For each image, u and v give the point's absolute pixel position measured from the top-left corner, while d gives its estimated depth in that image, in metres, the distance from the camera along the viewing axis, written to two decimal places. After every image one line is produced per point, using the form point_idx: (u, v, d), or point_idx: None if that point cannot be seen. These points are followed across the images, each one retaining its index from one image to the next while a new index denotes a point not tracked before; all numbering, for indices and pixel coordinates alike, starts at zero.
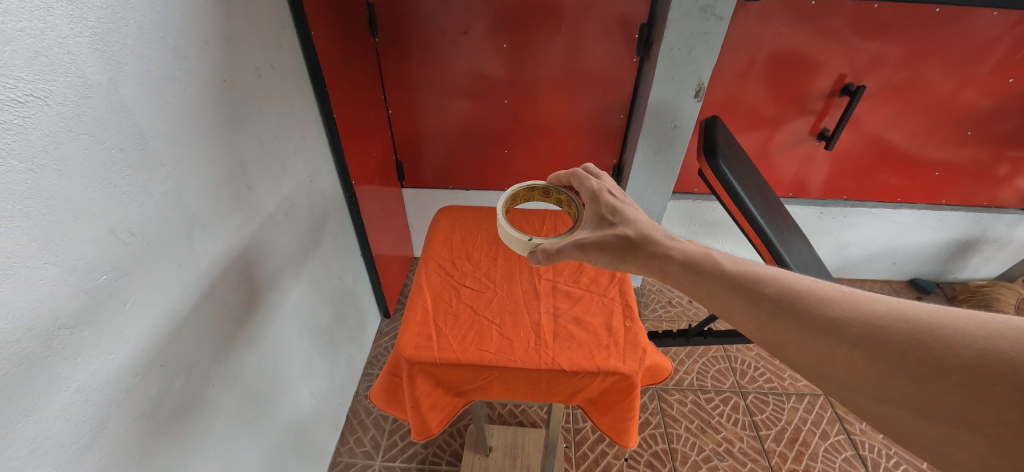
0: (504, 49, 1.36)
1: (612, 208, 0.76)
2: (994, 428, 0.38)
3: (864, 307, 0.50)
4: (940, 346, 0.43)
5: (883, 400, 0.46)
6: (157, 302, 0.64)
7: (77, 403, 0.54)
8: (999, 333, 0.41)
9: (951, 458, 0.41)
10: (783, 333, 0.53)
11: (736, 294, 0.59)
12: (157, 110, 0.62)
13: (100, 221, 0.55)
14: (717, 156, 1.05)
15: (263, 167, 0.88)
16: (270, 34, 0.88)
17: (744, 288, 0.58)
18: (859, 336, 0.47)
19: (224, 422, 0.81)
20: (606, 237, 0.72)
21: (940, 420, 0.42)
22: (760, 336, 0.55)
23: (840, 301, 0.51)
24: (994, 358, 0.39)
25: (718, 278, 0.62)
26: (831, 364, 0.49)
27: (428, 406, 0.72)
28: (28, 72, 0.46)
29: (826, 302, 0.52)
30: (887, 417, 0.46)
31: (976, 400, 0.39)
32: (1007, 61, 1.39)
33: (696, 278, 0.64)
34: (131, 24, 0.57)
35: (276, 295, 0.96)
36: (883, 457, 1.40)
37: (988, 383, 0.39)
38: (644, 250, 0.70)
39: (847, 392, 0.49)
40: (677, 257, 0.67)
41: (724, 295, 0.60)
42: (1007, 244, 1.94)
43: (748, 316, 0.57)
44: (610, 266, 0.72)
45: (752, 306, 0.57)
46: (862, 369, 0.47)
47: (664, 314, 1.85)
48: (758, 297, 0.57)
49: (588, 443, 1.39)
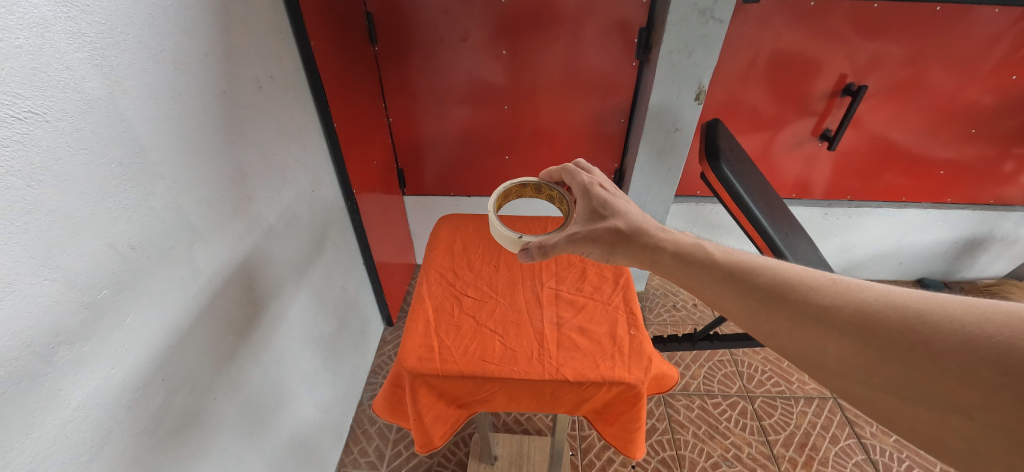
0: (504, 56, 1.36)
1: (604, 202, 0.76)
2: (981, 413, 0.38)
3: (853, 294, 0.49)
4: (928, 332, 0.42)
5: (872, 386, 0.45)
6: (159, 317, 0.64)
7: (78, 420, 0.53)
8: (987, 319, 0.40)
9: (939, 444, 0.40)
10: (774, 320, 0.52)
11: (727, 283, 0.58)
12: (157, 123, 0.62)
13: (100, 235, 0.55)
14: (720, 160, 1.03)
15: (264, 178, 0.88)
16: (269, 45, 0.88)
17: (734, 276, 0.58)
18: (849, 323, 0.46)
19: (227, 434, 0.80)
20: (599, 229, 0.71)
21: (929, 406, 0.41)
22: (753, 325, 0.54)
23: (831, 289, 0.50)
24: (980, 343, 0.39)
25: (710, 268, 0.61)
26: (822, 352, 0.48)
27: (431, 419, 0.71)
28: (27, 88, 0.46)
29: (817, 291, 0.51)
30: (876, 403, 0.45)
31: (965, 386, 0.39)
32: (1009, 58, 1.38)
33: (687, 268, 0.63)
34: (130, 38, 0.58)
35: (278, 305, 0.95)
36: (895, 461, 1.38)
37: (976, 368, 0.38)
38: (636, 242, 0.69)
39: (838, 380, 0.48)
40: (670, 247, 0.66)
41: (715, 285, 0.59)
42: (1014, 242, 1.92)
43: (741, 306, 0.56)
44: (604, 260, 0.71)
45: (743, 295, 0.56)
46: (853, 356, 0.46)
47: (668, 318, 1.83)
48: (749, 285, 0.56)
49: (595, 450, 1.37)
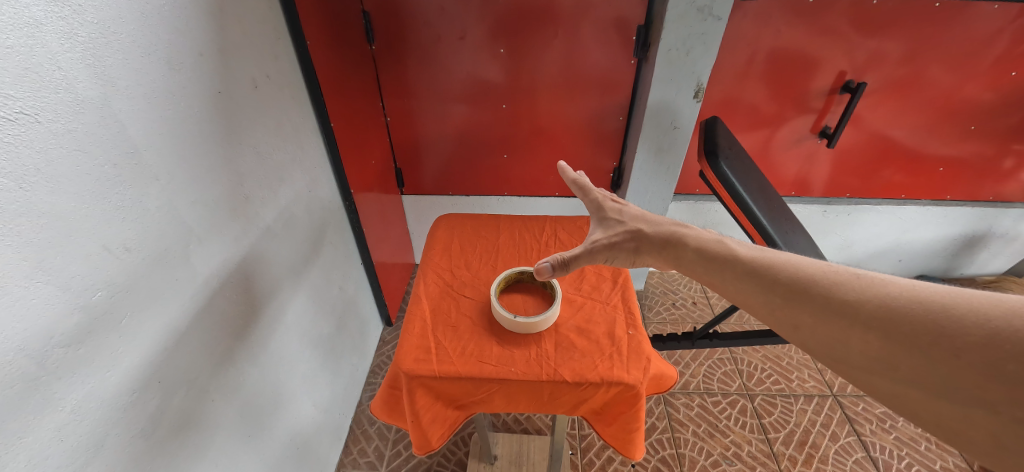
0: (502, 54, 1.36)
1: (620, 210, 0.77)
2: (1008, 407, 0.38)
3: (875, 289, 0.48)
4: (952, 326, 0.41)
5: (895, 380, 0.44)
6: (154, 318, 0.63)
7: (73, 423, 0.53)
8: (1013, 312, 0.39)
9: (961, 437, 0.40)
10: (798, 315, 0.52)
11: (749, 278, 0.58)
12: (151, 123, 0.61)
13: (94, 237, 0.54)
14: (719, 158, 1.02)
15: (261, 179, 0.88)
16: (264, 44, 0.87)
17: (756, 272, 0.57)
18: (872, 317, 0.46)
19: (224, 436, 0.80)
20: (620, 235, 0.72)
21: (951, 399, 0.41)
22: (776, 319, 0.54)
23: (851, 283, 0.50)
24: (1004, 337, 0.38)
25: (731, 264, 0.61)
26: (845, 344, 0.47)
27: (428, 420, 0.71)
28: (18, 89, 0.46)
29: (837, 285, 0.50)
30: (899, 396, 0.45)
31: (990, 379, 0.38)
32: (1008, 55, 1.37)
33: (710, 264, 0.63)
34: (123, 38, 0.57)
35: (275, 306, 0.95)
36: (895, 459, 1.38)
37: (1000, 363, 0.38)
38: (658, 242, 0.69)
39: (859, 373, 0.47)
40: (691, 245, 0.66)
41: (737, 280, 0.59)
42: (1013, 239, 1.92)
43: (764, 300, 0.55)
44: (629, 263, 0.72)
45: (766, 290, 0.56)
46: (876, 350, 0.45)
47: (668, 316, 1.83)
48: (771, 280, 0.55)
49: (594, 449, 1.37)
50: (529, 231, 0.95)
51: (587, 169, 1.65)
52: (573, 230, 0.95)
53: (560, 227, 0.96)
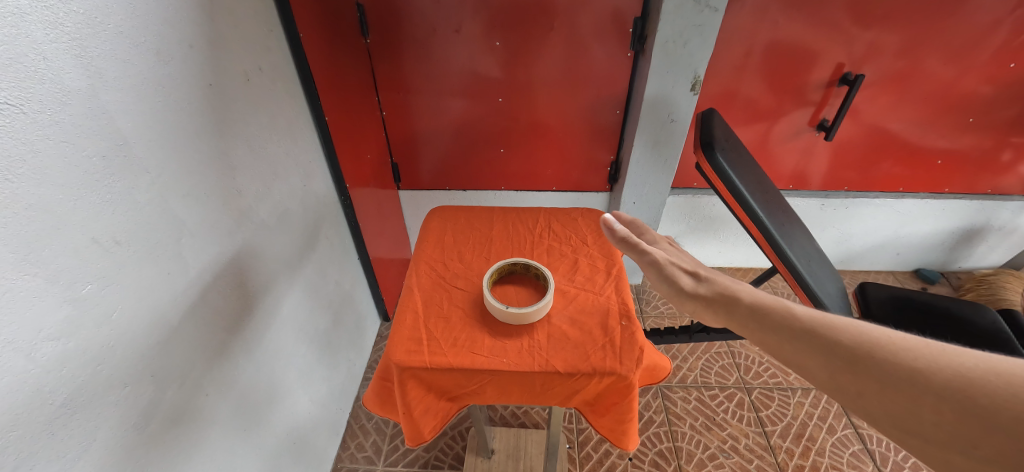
0: (498, 47, 1.35)
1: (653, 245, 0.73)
2: None
3: (900, 344, 0.41)
4: (983, 396, 0.35)
5: (919, 445, 0.37)
6: (146, 312, 0.63)
7: (63, 417, 0.53)
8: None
9: None
10: (864, 384, 0.41)
11: (767, 319, 0.51)
12: (140, 115, 0.61)
13: (83, 230, 0.54)
14: (714, 149, 0.97)
15: (254, 172, 0.87)
16: (256, 36, 0.87)
17: (809, 328, 0.46)
18: (896, 374, 0.39)
19: (219, 430, 0.80)
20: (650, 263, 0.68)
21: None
22: (832, 384, 0.43)
23: (876, 335, 0.43)
24: None
25: (752, 303, 0.55)
26: (914, 417, 0.37)
27: (421, 411, 0.71)
28: (3, 79, 0.45)
29: (862, 332, 0.44)
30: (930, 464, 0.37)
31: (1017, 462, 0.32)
32: (1007, 46, 1.37)
33: (730, 301, 0.57)
34: (110, 29, 0.56)
35: (270, 300, 0.94)
36: (892, 451, 1.38)
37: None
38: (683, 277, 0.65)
39: (883, 431, 0.40)
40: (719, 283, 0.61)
41: (753, 319, 0.53)
42: (1011, 232, 1.92)
43: (778, 342, 0.49)
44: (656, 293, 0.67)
45: (781, 333, 0.49)
46: (901, 411, 0.38)
47: (666, 310, 1.83)
48: (830, 341, 0.44)
49: (592, 443, 1.37)
50: (523, 223, 0.94)
51: (584, 162, 1.64)
52: (567, 222, 0.94)
53: (554, 219, 0.95)
